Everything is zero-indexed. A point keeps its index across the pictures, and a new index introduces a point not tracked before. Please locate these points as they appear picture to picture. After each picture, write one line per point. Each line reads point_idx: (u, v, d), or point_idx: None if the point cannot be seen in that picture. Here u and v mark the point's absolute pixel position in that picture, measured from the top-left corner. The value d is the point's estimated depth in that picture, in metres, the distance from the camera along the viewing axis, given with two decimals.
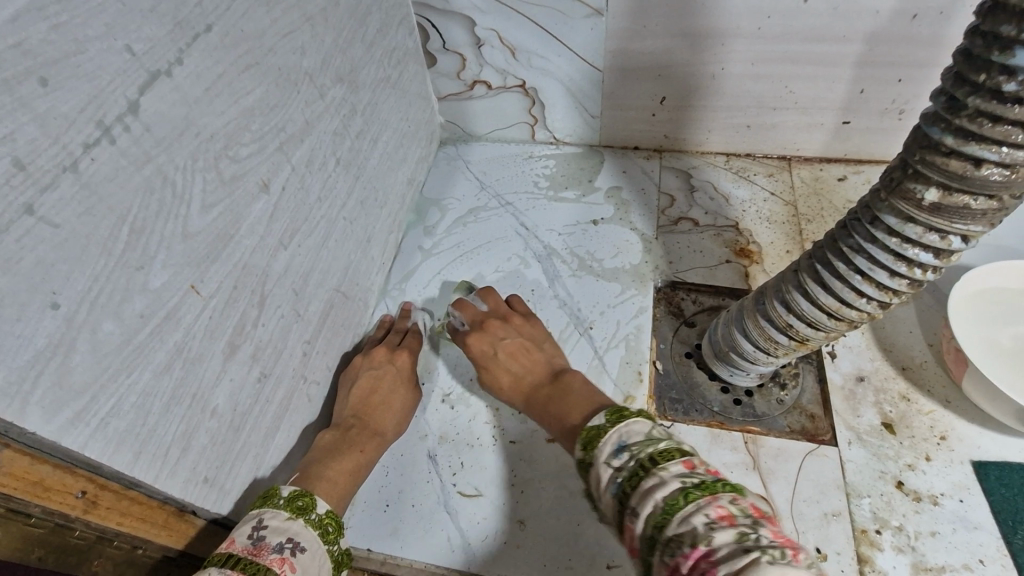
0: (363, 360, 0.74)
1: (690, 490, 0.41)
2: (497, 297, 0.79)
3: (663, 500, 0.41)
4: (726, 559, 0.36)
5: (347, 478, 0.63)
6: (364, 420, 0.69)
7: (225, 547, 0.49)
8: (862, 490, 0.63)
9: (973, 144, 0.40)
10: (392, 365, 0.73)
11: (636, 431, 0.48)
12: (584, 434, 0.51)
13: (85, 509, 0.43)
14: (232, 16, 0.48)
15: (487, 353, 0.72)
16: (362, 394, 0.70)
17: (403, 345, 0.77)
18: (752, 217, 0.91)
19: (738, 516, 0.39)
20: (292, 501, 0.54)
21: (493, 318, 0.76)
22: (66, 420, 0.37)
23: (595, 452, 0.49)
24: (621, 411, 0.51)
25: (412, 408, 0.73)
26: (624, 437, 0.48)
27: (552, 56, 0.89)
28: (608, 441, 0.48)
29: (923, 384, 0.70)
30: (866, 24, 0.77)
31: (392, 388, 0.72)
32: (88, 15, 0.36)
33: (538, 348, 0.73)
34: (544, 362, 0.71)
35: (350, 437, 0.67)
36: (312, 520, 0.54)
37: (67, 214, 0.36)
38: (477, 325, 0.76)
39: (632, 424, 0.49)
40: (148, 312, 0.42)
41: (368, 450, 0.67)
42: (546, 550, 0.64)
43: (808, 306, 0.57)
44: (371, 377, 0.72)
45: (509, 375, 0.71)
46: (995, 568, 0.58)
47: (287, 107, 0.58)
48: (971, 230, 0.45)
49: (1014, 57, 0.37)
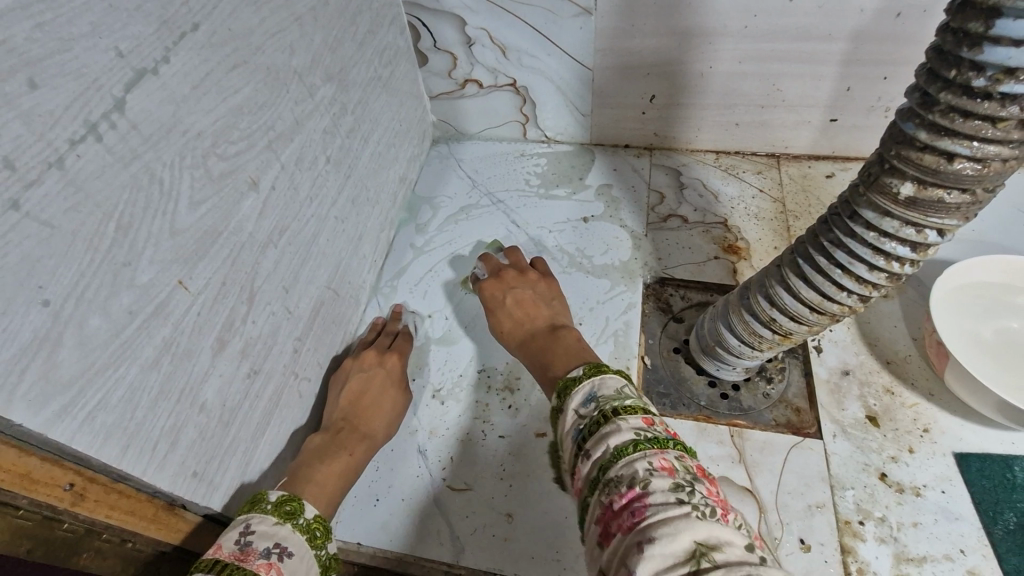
0: (352, 363, 0.74)
1: (641, 440, 0.42)
2: (519, 256, 0.83)
3: (614, 446, 0.43)
4: (657, 502, 0.38)
5: (336, 481, 0.63)
6: (353, 423, 0.69)
7: (211, 553, 0.48)
8: (845, 482, 0.64)
9: (946, 139, 0.41)
10: (382, 368, 0.74)
11: (608, 385, 0.50)
12: (562, 383, 0.54)
13: (73, 502, 0.43)
14: (219, 15, 0.49)
15: (499, 299, 0.77)
16: (351, 398, 0.71)
17: (393, 347, 0.77)
18: (740, 214, 0.92)
19: (680, 471, 0.40)
20: (279, 506, 0.55)
21: (511, 270, 0.80)
22: (52, 414, 0.37)
23: (568, 400, 0.52)
24: (599, 366, 0.53)
25: (402, 411, 0.73)
26: (595, 389, 0.50)
27: (542, 54, 0.90)
28: (580, 391, 0.51)
29: (906, 378, 0.71)
30: (851, 23, 0.78)
31: (381, 390, 0.72)
32: (73, 14, 0.36)
33: (545, 304, 0.75)
34: (548, 315, 0.74)
35: (339, 440, 0.67)
36: (300, 524, 0.55)
37: (53, 210, 0.36)
38: (495, 274, 0.80)
39: (608, 379, 0.51)
40: (135, 307, 0.43)
41: (358, 452, 0.67)
42: (533, 543, 0.64)
43: (791, 300, 0.58)
44: (361, 380, 0.72)
45: (512, 321, 0.74)
46: (975, 558, 0.58)
47: (275, 105, 0.59)
48: (946, 224, 0.46)
49: (982, 53, 0.37)
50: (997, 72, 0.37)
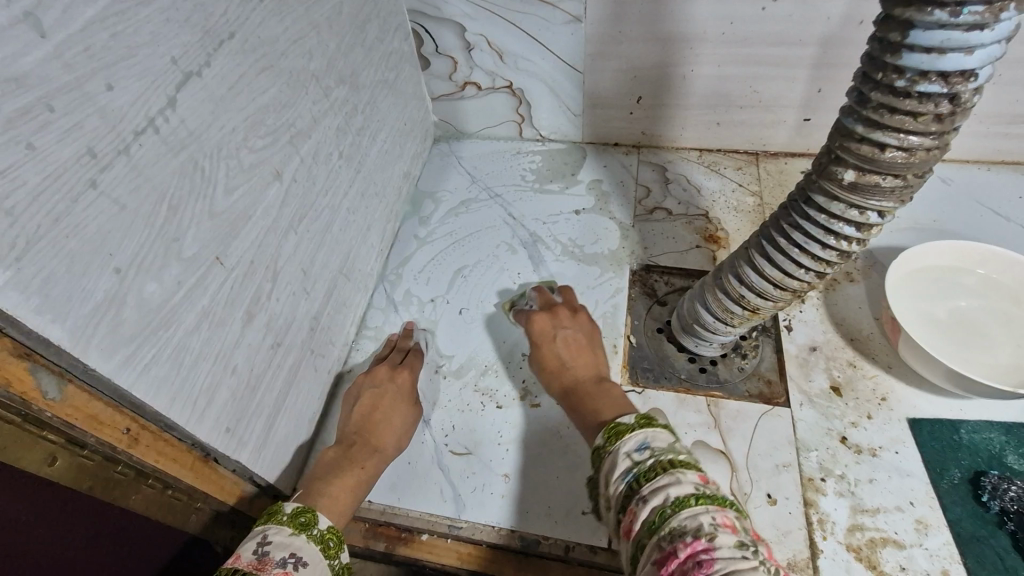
0: (365, 378, 0.78)
1: (702, 495, 0.45)
2: (571, 294, 0.85)
3: (675, 496, 0.45)
4: (725, 558, 0.40)
5: (349, 494, 0.66)
6: (365, 438, 0.72)
7: (231, 561, 0.52)
8: (810, 445, 0.71)
9: (878, 132, 0.48)
10: (393, 383, 0.77)
11: (660, 437, 0.51)
12: (613, 426, 0.55)
13: (128, 445, 0.49)
14: (250, 25, 0.56)
15: (548, 334, 0.77)
16: (364, 412, 0.74)
17: (404, 363, 0.80)
18: (721, 207, 0.99)
19: (740, 529, 0.43)
20: (295, 518, 0.58)
21: (564, 308, 0.81)
22: (118, 362, 0.44)
23: (618, 444, 0.52)
24: (650, 417, 0.54)
25: (412, 425, 0.75)
26: (648, 439, 0.51)
27: (536, 58, 0.97)
28: (633, 437, 0.52)
29: (868, 353, 0.78)
30: (819, 30, 0.85)
31: (391, 406, 0.75)
32: (137, 26, 0.43)
33: (592, 347, 0.76)
34: (593, 364, 0.74)
35: (351, 454, 0.70)
36: (314, 536, 0.58)
37: (122, 190, 0.43)
38: (546, 308, 0.81)
39: (659, 431, 0.52)
40: (181, 278, 0.50)
41: (369, 466, 0.70)
42: (528, 501, 0.71)
43: (757, 278, 0.65)
44: (372, 395, 0.75)
45: (557, 360, 0.75)
46: (923, 509, 0.65)
47: (296, 104, 0.66)
48: (885, 206, 0.53)
49: (901, 58, 0.44)
50: (914, 75, 0.44)
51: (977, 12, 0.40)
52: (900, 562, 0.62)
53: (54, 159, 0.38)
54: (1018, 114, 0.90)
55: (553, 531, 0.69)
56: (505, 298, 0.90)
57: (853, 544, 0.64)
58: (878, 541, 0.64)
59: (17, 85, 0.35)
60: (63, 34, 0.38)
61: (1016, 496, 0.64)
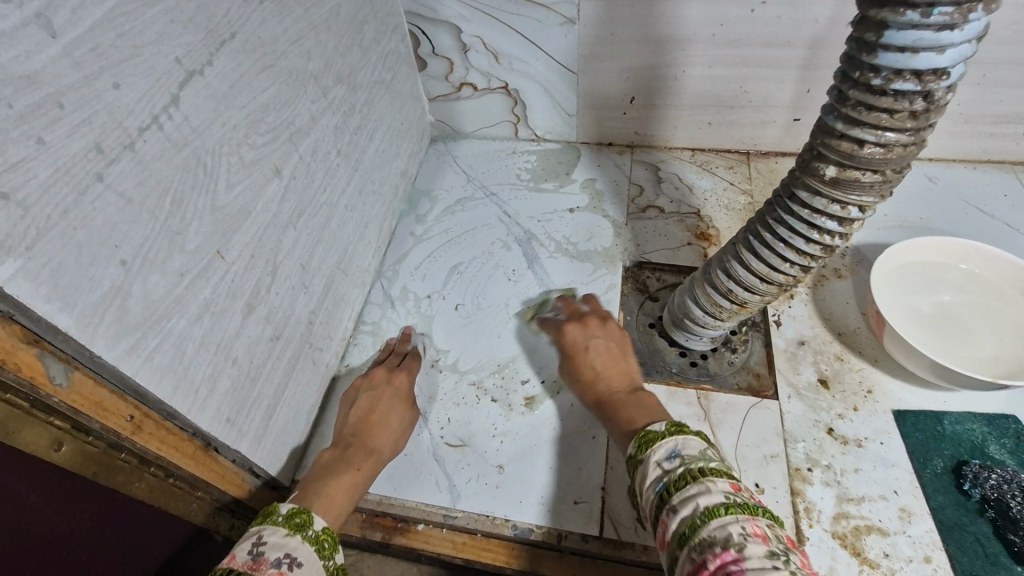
0: (363, 382, 0.78)
1: (731, 504, 0.45)
2: (597, 303, 0.83)
3: (704, 506, 0.46)
4: (753, 566, 0.40)
5: (346, 494, 0.65)
6: (362, 439, 0.71)
7: (226, 562, 0.51)
8: (797, 436, 0.72)
9: (857, 129, 0.50)
10: (390, 385, 0.77)
11: (692, 444, 0.52)
12: (642, 434, 0.56)
13: (133, 432, 0.50)
14: (251, 25, 0.58)
15: (579, 345, 0.75)
16: (361, 414, 0.74)
17: (402, 366, 0.81)
18: (713, 205, 1.01)
19: (772, 538, 0.43)
20: (290, 519, 0.57)
21: (593, 316, 0.78)
22: (123, 350, 0.46)
23: (648, 452, 0.54)
24: (681, 425, 0.55)
25: (409, 427, 0.76)
26: (679, 447, 0.52)
27: (531, 59, 0.99)
28: (663, 445, 0.53)
29: (855, 347, 0.80)
30: (807, 32, 0.87)
31: (389, 407, 0.75)
32: (143, 27, 0.45)
33: (626, 357, 0.74)
34: (629, 372, 0.72)
35: (348, 456, 0.69)
36: (310, 536, 0.57)
37: (127, 183, 0.45)
38: (575, 317, 0.79)
39: (689, 437, 0.53)
40: (184, 270, 0.51)
41: (365, 467, 0.69)
42: (521, 490, 0.73)
43: (744, 272, 0.67)
44: (369, 398, 0.75)
45: (590, 370, 0.72)
46: (906, 498, 0.67)
47: (296, 103, 0.67)
48: (865, 201, 0.55)
49: (877, 58, 0.46)
50: (889, 73, 0.46)
51: (946, 13, 0.42)
52: (884, 549, 0.64)
53: (63, 154, 0.39)
54: (1001, 114, 0.92)
55: (546, 520, 0.70)
56: (500, 295, 0.91)
57: (838, 531, 0.65)
58: (862, 529, 0.65)
59: (29, 82, 0.37)
60: (73, 33, 0.39)
61: (997, 484, 0.66)
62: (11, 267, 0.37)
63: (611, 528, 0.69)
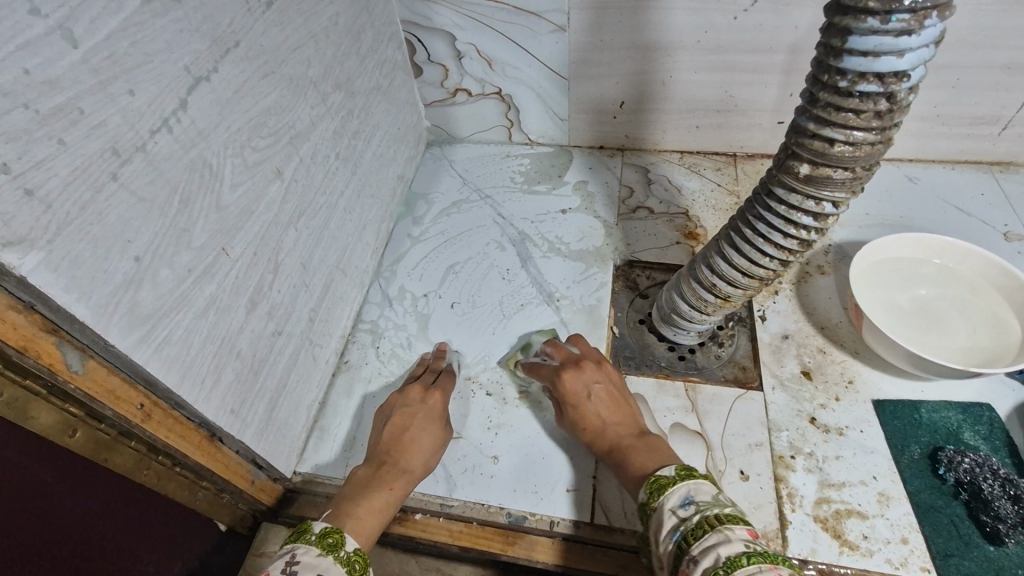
0: (398, 397, 0.79)
1: (753, 553, 0.47)
2: (587, 344, 0.83)
3: (726, 556, 0.48)
4: None
5: (377, 516, 0.65)
6: (394, 457, 0.72)
7: None
8: (781, 425, 0.75)
9: (827, 128, 0.53)
10: (424, 404, 0.77)
11: (703, 490, 0.55)
12: (655, 480, 0.59)
13: (142, 420, 0.53)
14: (254, 34, 0.61)
15: (580, 394, 0.74)
16: (395, 432, 0.74)
17: (437, 385, 0.80)
18: (701, 205, 1.04)
19: None
20: (322, 538, 0.58)
21: (587, 360, 0.78)
22: (135, 340, 0.49)
23: (662, 500, 0.56)
24: (690, 470, 0.58)
25: (440, 448, 0.75)
26: (692, 492, 0.55)
27: (523, 66, 1.02)
28: (676, 492, 0.56)
29: (837, 340, 0.83)
30: (788, 38, 0.90)
31: (422, 428, 0.75)
32: (154, 35, 0.47)
33: (625, 400, 0.75)
34: (632, 417, 0.73)
35: (381, 475, 0.69)
36: (340, 557, 0.58)
37: (140, 182, 0.47)
38: (570, 363, 0.78)
39: (701, 484, 0.56)
40: (191, 265, 0.54)
41: (397, 488, 0.69)
42: (516, 480, 0.75)
43: (726, 266, 0.70)
44: (403, 414, 0.76)
45: (596, 418, 0.72)
46: (885, 483, 0.70)
47: (296, 108, 0.70)
48: (837, 197, 0.58)
49: (844, 62, 0.49)
50: (854, 76, 0.49)
51: (904, 19, 0.45)
52: (863, 532, 0.66)
53: (81, 153, 0.42)
54: (976, 115, 0.95)
55: (539, 508, 0.73)
56: (494, 293, 0.94)
57: (820, 515, 0.68)
58: (843, 512, 0.68)
59: (50, 87, 0.39)
60: (91, 42, 0.42)
61: (970, 467, 0.68)
62: (34, 258, 0.40)
63: (601, 514, 0.72)
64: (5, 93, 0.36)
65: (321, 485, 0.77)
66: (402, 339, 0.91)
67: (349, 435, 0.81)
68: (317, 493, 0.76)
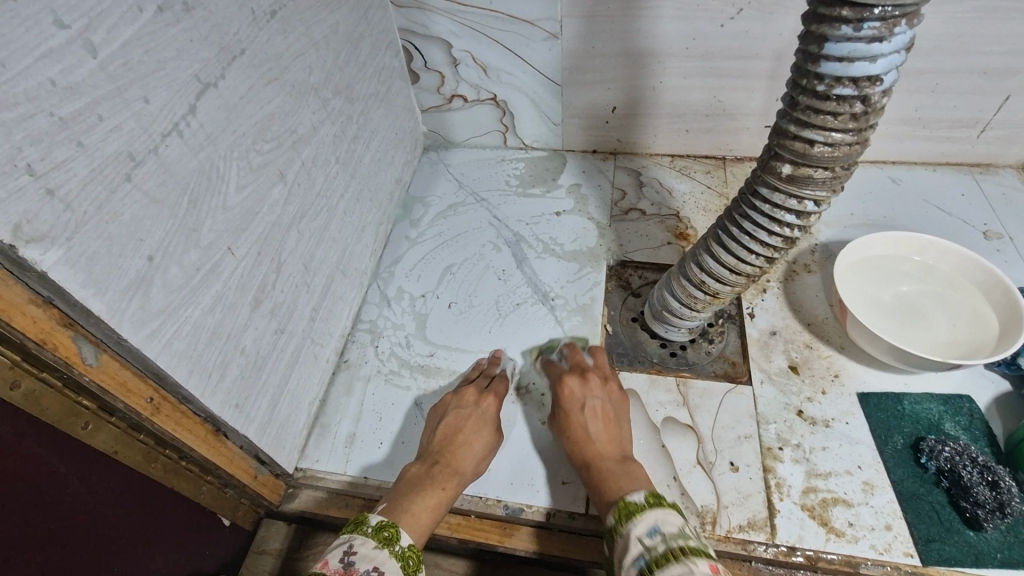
0: (452, 399, 0.79)
1: None
2: (604, 357, 0.83)
3: None
4: None
5: (431, 515, 0.65)
6: (446, 458, 0.72)
7: (320, 567, 0.55)
8: (769, 418, 0.77)
9: (807, 130, 0.56)
10: (476, 407, 0.77)
11: (670, 521, 0.58)
12: (624, 504, 0.61)
13: (152, 413, 0.55)
14: (259, 43, 0.63)
15: (576, 401, 0.75)
16: (448, 433, 0.75)
17: (490, 388, 0.81)
18: (691, 207, 1.07)
19: None
20: (378, 531, 0.59)
21: (594, 373, 0.79)
22: (147, 334, 0.51)
23: (630, 527, 0.59)
24: (659, 499, 0.61)
25: (491, 452, 0.75)
26: (659, 523, 0.57)
27: (518, 72, 1.05)
28: (644, 521, 0.58)
29: (823, 336, 0.85)
30: (773, 44, 0.93)
31: (475, 430, 0.75)
32: (165, 44, 0.50)
33: (619, 421, 0.75)
34: (620, 437, 0.73)
35: (434, 474, 0.70)
36: (396, 551, 0.58)
37: (152, 183, 0.49)
38: (577, 371, 0.79)
39: (668, 515, 0.58)
40: (199, 264, 0.56)
41: (449, 487, 0.69)
42: (512, 473, 0.77)
43: (715, 264, 0.73)
44: (457, 416, 0.76)
45: (582, 429, 0.73)
46: (869, 472, 0.72)
47: (298, 113, 0.73)
48: (819, 196, 0.60)
49: (821, 67, 0.52)
50: (831, 80, 0.52)
51: (875, 27, 0.48)
52: (849, 519, 0.69)
53: (98, 155, 0.44)
54: (955, 119, 0.99)
55: (535, 500, 0.75)
56: (490, 293, 0.97)
57: (807, 503, 0.70)
58: (829, 501, 0.70)
59: (72, 93, 0.42)
60: (108, 50, 0.44)
61: (950, 455, 0.70)
62: (55, 255, 0.42)
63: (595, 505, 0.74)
64: (30, 99, 0.39)
65: (321, 480, 0.79)
66: (400, 338, 0.93)
67: (349, 432, 0.83)
68: (317, 489, 0.78)
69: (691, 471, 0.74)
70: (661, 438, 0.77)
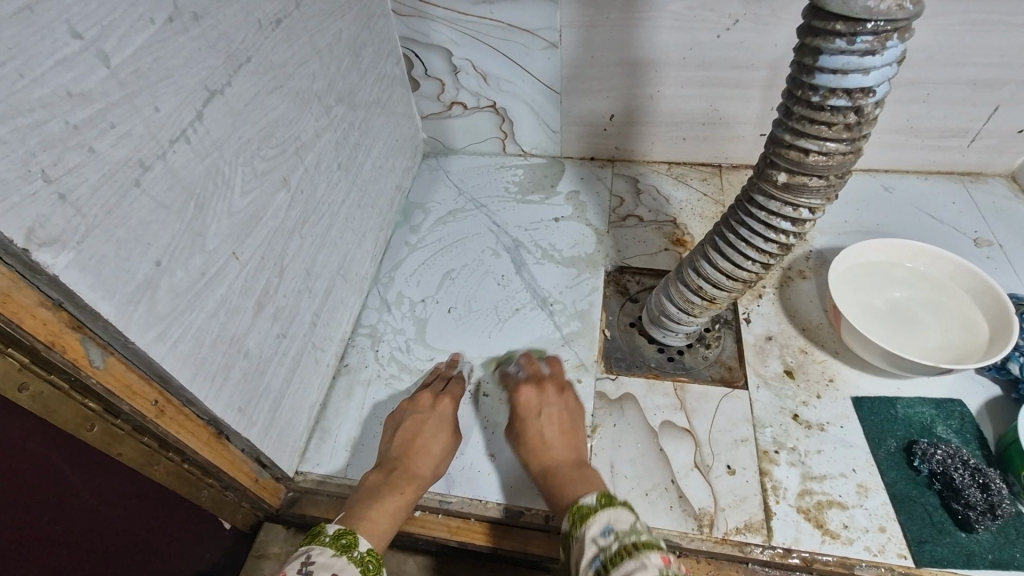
0: (409, 405, 0.80)
1: None
2: (560, 367, 0.84)
3: None
4: None
5: (389, 519, 0.66)
6: (404, 463, 0.72)
7: None
8: (765, 422, 0.79)
9: (801, 140, 0.57)
10: (433, 411, 0.78)
11: (621, 519, 0.57)
12: (578, 509, 0.61)
13: (156, 415, 0.56)
14: (265, 51, 0.64)
15: (532, 409, 0.76)
16: (405, 438, 0.75)
17: (446, 391, 0.81)
18: (688, 214, 1.08)
19: None
20: (336, 539, 0.59)
21: (551, 382, 0.80)
22: (152, 336, 0.51)
23: (584, 530, 0.58)
24: (611, 496, 0.60)
25: (449, 455, 0.76)
26: (612, 521, 0.57)
27: (517, 80, 1.06)
28: (597, 521, 0.57)
29: (818, 341, 0.87)
30: (767, 55, 0.95)
31: (431, 433, 0.76)
32: (175, 52, 0.51)
33: (575, 427, 0.75)
34: (576, 444, 0.73)
35: (392, 480, 0.70)
36: (354, 557, 0.58)
37: (159, 187, 0.50)
38: (532, 380, 0.80)
39: (620, 513, 0.58)
40: (204, 268, 0.57)
41: (409, 491, 0.69)
42: (511, 476, 0.78)
43: (711, 269, 0.74)
44: (414, 422, 0.77)
45: (538, 437, 0.74)
46: (863, 474, 0.73)
47: (301, 120, 0.73)
48: (814, 203, 0.62)
49: (815, 79, 0.53)
50: (825, 91, 0.54)
51: (867, 41, 0.49)
52: (844, 521, 0.70)
53: (110, 161, 0.45)
54: (947, 128, 1.01)
55: (534, 502, 0.76)
56: (490, 298, 0.98)
57: (802, 506, 0.71)
58: (824, 503, 0.71)
59: (85, 99, 0.42)
60: (120, 58, 0.45)
61: (942, 458, 0.71)
62: (66, 258, 0.42)
63: None
64: (45, 106, 0.39)
65: (321, 484, 0.79)
66: (400, 342, 0.93)
67: (349, 437, 0.83)
68: (317, 492, 0.79)
69: (688, 474, 0.75)
70: (660, 442, 0.78)
